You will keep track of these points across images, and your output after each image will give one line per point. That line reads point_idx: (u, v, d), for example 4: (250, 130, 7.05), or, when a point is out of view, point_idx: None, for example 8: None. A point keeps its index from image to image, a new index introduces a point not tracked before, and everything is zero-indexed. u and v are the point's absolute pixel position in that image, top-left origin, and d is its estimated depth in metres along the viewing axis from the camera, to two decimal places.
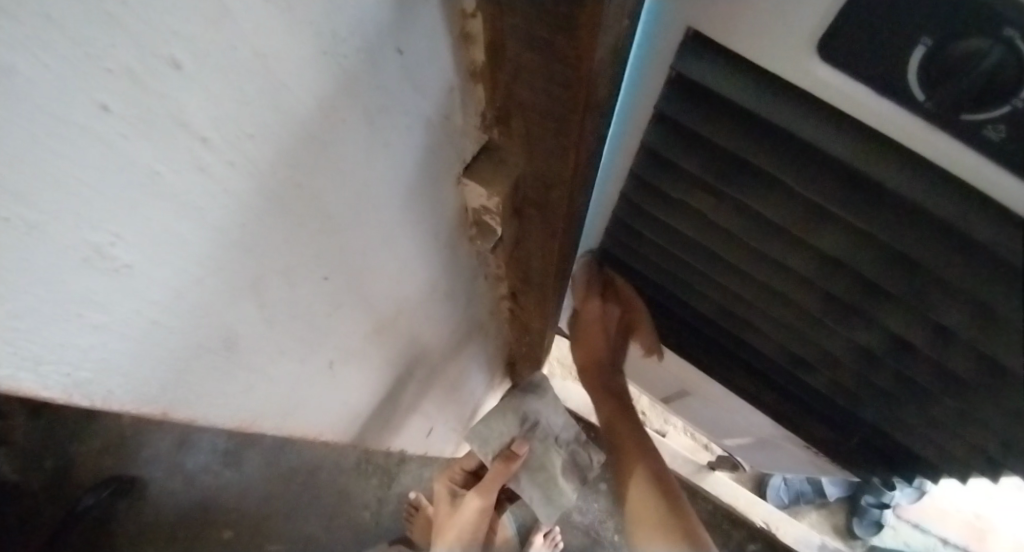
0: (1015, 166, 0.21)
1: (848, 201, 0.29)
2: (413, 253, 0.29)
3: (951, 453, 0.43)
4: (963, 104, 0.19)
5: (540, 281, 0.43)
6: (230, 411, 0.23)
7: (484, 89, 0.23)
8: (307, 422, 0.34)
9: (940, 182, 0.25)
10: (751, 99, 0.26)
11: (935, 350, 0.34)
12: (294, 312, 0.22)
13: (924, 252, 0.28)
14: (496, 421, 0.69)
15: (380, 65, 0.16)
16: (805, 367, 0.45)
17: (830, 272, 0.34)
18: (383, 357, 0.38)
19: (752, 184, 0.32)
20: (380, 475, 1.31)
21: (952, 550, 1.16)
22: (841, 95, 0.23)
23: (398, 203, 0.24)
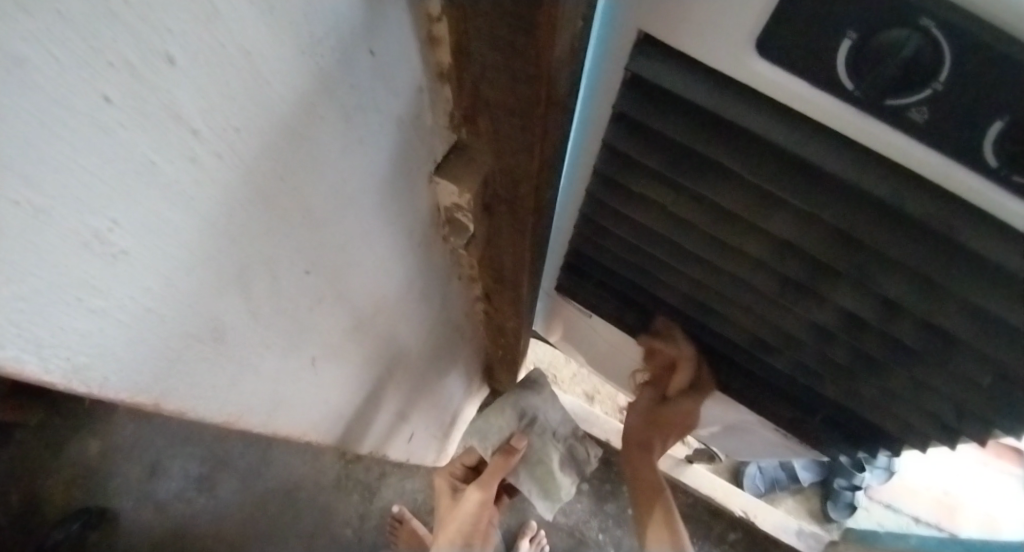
0: (937, 144, 0.23)
1: (795, 187, 0.31)
2: (392, 251, 0.30)
3: (908, 422, 0.46)
4: (886, 90, 0.22)
5: (514, 280, 0.44)
6: (223, 404, 0.23)
7: (451, 89, 0.25)
8: (295, 421, 0.34)
9: (874, 165, 0.27)
10: (697, 90, 0.28)
11: (884, 320, 0.37)
12: (277, 305, 0.23)
13: (866, 230, 0.31)
14: (495, 415, 0.77)
15: (352, 66, 0.17)
16: (768, 349, 0.48)
17: (784, 254, 0.37)
18: (363, 356, 0.39)
19: (706, 174, 0.34)
20: (361, 491, 1.29)
21: (924, 527, 1.21)
22: (778, 86, 0.25)
23: (376, 199, 0.25)
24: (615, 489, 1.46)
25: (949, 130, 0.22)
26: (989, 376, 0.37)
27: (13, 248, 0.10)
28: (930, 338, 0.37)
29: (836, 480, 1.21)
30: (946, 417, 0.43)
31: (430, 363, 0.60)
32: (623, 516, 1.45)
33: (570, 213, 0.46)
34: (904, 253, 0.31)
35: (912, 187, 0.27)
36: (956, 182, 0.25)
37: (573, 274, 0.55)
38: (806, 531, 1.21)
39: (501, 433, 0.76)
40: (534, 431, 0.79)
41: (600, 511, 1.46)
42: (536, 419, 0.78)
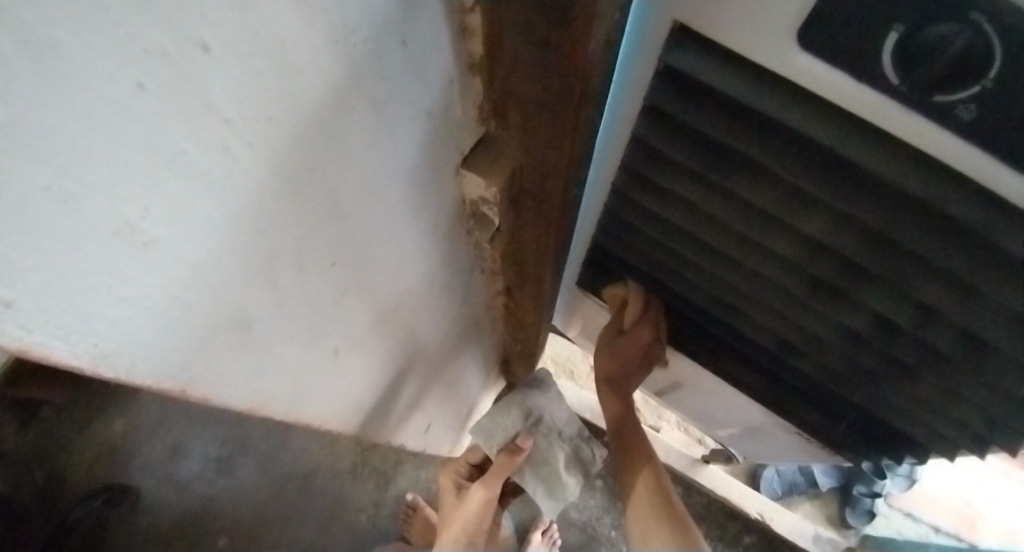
0: (988, 145, 0.22)
1: (828, 185, 0.30)
2: (416, 245, 0.30)
3: (937, 432, 0.45)
4: (932, 87, 0.21)
5: (536, 276, 0.44)
6: (249, 391, 0.24)
7: (481, 81, 0.24)
8: (318, 409, 0.35)
9: (918, 168, 0.26)
10: (733, 84, 0.28)
11: (918, 327, 0.35)
12: (302, 297, 0.23)
13: (906, 234, 0.30)
14: (502, 414, 0.76)
15: (385, 57, 0.17)
16: (793, 352, 0.47)
17: (815, 256, 0.36)
18: (384, 349, 0.39)
19: (738, 171, 0.33)
20: (376, 479, 1.31)
21: (943, 537, 1.19)
22: (820, 82, 0.24)
23: (402, 192, 0.25)
24: None
25: (1003, 132, 0.21)
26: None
27: (45, 234, 0.10)
28: (963, 343, 0.35)
29: (856, 487, 1.17)
30: (977, 426, 0.41)
31: (448, 356, 0.60)
32: None
33: (595, 208, 0.45)
34: (944, 260, 0.30)
35: (959, 192, 0.26)
36: (1008, 185, 0.24)
37: (596, 270, 0.55)
38: (822, 537, 1.20)
39: (507, 432, 0.76)
40: (540, 430, 0.78)
41: (612, 507, 1.46)
42: (542, 419, 0.78)
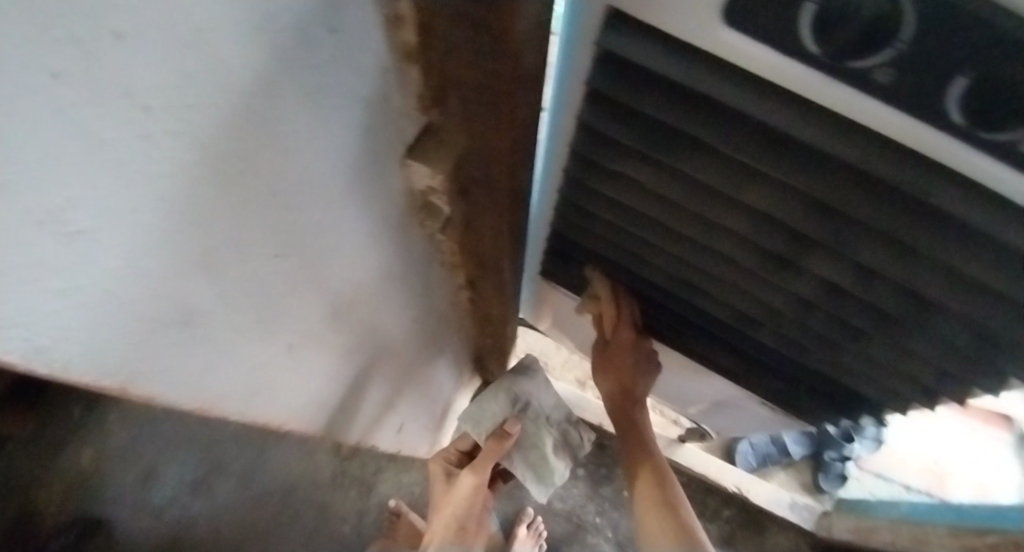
0: (905, 105, 0.23)
1: (764, 156, 0.32)
2: (363, 235, 0.32)
3: (889, 387, 0.48)
4: (846, 55, 0.22)
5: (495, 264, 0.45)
6: (201, 387, 0.24)
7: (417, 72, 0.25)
8: (278, 407, 0.35)
9: (845, 134, 0.28)
10: (666, 62, 0.28)
11: (859, 286, 0.38)
12: (246, 288, 0.24)
13: (841, 197, 0.32)
14: (489, 400, 0.79)
15: (311, 42, 0.18)
16: (751, 324, 0.49)
17: (761, 226, 0.37)
18: (340, 342, 0.40)
19: (678, 148, 0.34)
20: (359, 486, 1.30)
21: (916, 494, 1.21)
22: (745, 55, 0.25)
23: (341, 180, 0.26)
24: (610, 473, 1.48)
25: (914, 90, 0.22)
26: (964, 332, 0.37)
27: None
28: (903, 299, 0.37)
29: (826, 453, 1.24)
30: (925, 377, 0.44)
31: (417, 351, 0.61)
32: (619, 498, 1.47)
33: (549, 195, 0.46)
34: (875, 219, 0.32)
35: (883, 153, 0.28)
36: (925, 143, 0.25)
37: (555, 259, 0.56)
38: (798, 503, 1.27)
39: (494, 418, 0.79)
40: (528, 416, 0.80)
41: (596, 494, 1.48)
42: (529, 405, 0.81)
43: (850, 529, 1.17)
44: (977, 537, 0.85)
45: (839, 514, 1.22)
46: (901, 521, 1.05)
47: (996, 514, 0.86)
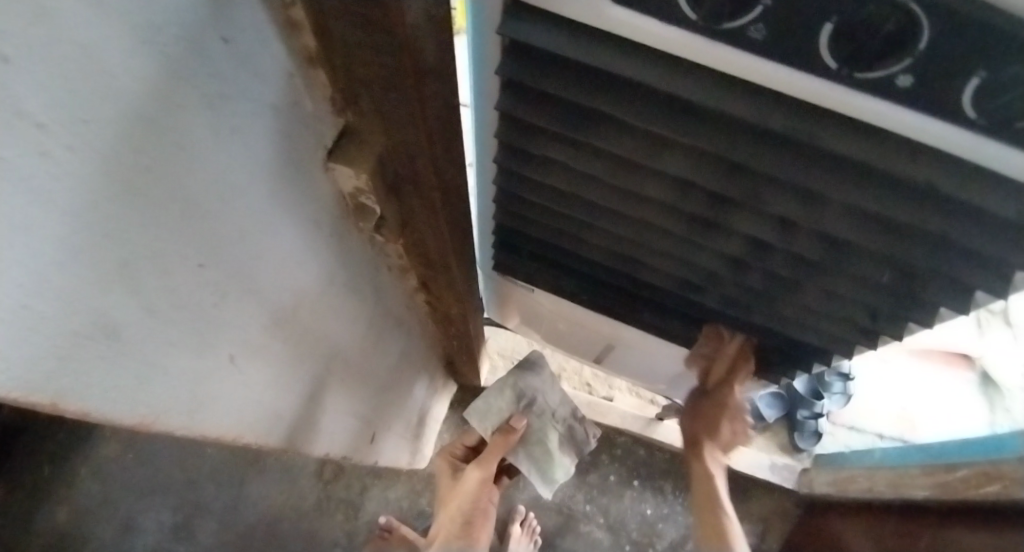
0: (776, 56, 0.29)
1: (667, 124, 0.37)
2: (287, 240, 0.34)
3: (819, 331, 0.57)
4: (715, 17, 0.27)
5: (438, 249, 0.50)
6: (149, 412, 0.24)
7: (325, 78, 0.29)
8: (234, 423, 0.35)
9: (713, 84, 0.33)
10: (558, 36, 0.33)
11: (774, 235, 0.45)
12: (179, 310, 0.25)
13: (729, 144, 0.37)
14: (496, 396, 0.90)
15: (209, 54, 0.19)
16: (691, 288, 0.58)
17: (672, 193, 0.44)
18: (282, 354, 0.40)
19: (587, 130, 0.40)
20: (344, 509, 1.35)
21: (889, 440, 1.33)
22: (627, 30, 0.30)
23: (258, 185, 0.28)
24: (595, 459, 1.51)
25: (784, 43, 0.27)
26: (885, 273, 0.46)
27: None
28: (821, 243, 0.45)
29: (799, 412, 1.31)
30: (854, 317, 0.54)
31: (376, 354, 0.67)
32: (606, 483, 1.50)
33: (488, 180, 0.53)
34: (763, 160, 0.38)
35: (745, 92, 0.33)
36: (773, 77, 0.30)
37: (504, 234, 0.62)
38: (778, 463, 1.33)
39: (501, 413, 0.90)
40: (533, 411, 0.92)
41: (584, 484, 1.50)
42: (534, 401, 0.92)
43: (830, 481, 1.24)
44: (948, 473, 0.91)
45: (818, 469, 1.30)
46: (875, 468, 1.12)
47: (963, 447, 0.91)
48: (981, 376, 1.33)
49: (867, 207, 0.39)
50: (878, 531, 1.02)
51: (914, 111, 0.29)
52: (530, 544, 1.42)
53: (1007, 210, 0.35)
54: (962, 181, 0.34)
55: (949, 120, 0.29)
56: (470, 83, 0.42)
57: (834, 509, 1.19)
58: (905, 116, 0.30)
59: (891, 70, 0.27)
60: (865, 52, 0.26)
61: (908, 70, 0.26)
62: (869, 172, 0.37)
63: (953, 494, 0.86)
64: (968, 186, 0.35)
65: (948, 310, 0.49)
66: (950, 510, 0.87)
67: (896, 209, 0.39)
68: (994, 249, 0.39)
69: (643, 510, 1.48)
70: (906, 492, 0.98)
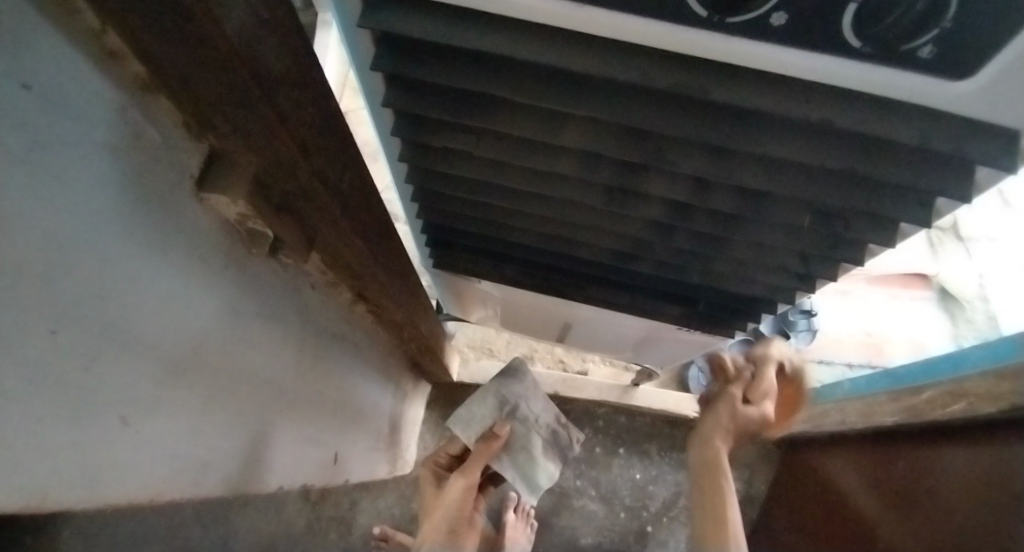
0: (771, 38, 0.33)
1: (578, 101, 0.42)
2: (173, 281, 0.38)
3: (774, 283, 0.63)
4: (730, 11, 0.31)
5: (344, 245, 0.55)
6: (16, 484, 0.26)
7: (172, 103, 0.35)
8: (137, 490, 0.37)
9: (643, 61, 0.38)
10: (525, 38, 0.39)
11: (700, 197, 0.50)
12: (30, 371, 0.27)
13: (654, 113, 0.42)
14: (479, 404, 0.91)
15: (15, 100, 0.23)
16: (629, 259, 0.65)
17: (595, 164, 0.49)
18: (202, 390, 0.45)
19: (502, 115, 0.46)
20: (338, 526, 1.39)
21: (858, 367, 1.63)
22: (614, 28, 0.35)
23: (108, 230, 0.31)
24: (578, 435, 1.53)
25: (797, 29, 0.32)
26: (807, 216, 0.49)
27: None
28: (743, 199, 0.49)
29: None
30: (799, 267, 0.58)
31: (311, 364, 0.67)
32: (592, 456, 1.52)
33: (445, 165, 0.55)
34: (686, 127, 0.42)
35: (677, 66, 0.38)
36: (724, 53, 0.35)
37: (441, 214, 0.67)
38: None
39: (483, 420, 0.90)
40: (516, 417, 0.93)
41: (571, 460, 1.52)
42: (517, 407, 0.94)
43: (805, 417, 1.44)
44: (913, 396, 1.03)
45: None
46: (846, 398, 1.28)
47: (926, 372, 1.03)
48: (940, 293, 1.67)
49: (802, 161, 0.42)
50: (862, 451, 1.17)
51: (895, 67, 0.33)
52: (526, 529, 1.42)
53: (924, 142, 0.39)
54: (864, 115, 0.38)
55: (900, 64, 0.33)
56: (433, 75, 0.43)
57: (815, 442, 1.39)
58: (865, 70, 0.34)
59: (886, 32, 0.31)
60: (866, 18, 0.30)
61: (892, 33, 0.30)
62: (798, 124, 0.40)
63: (923, 415, 0.98)
64: (870, 120, 0.38)
65: (875, 245, 0.52)
66: (923, 430, 0.99)
67: (823, 156, 0.42)
68: (912, 182, 0.42)
69: (632, 476, 1.52)
70: (875, 418, 1.14)
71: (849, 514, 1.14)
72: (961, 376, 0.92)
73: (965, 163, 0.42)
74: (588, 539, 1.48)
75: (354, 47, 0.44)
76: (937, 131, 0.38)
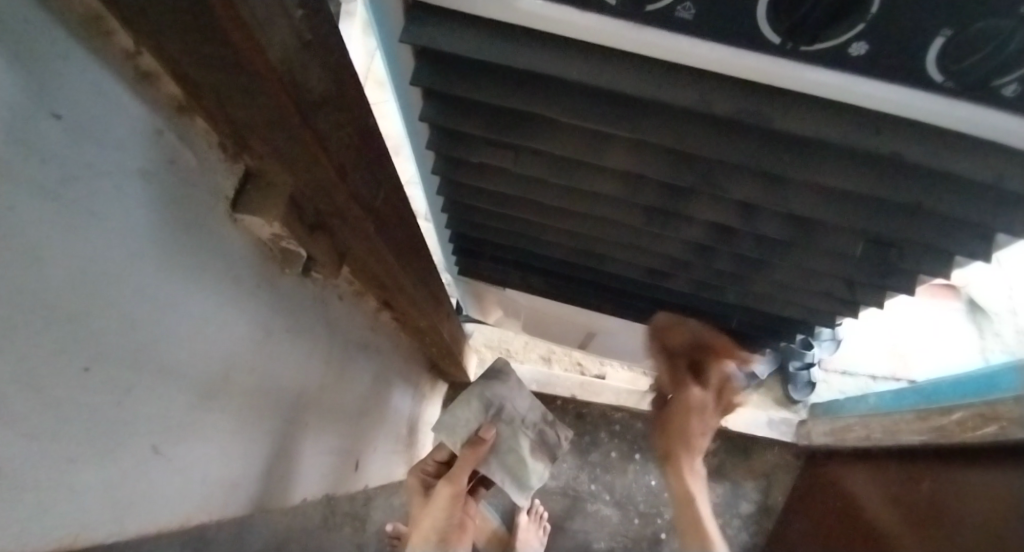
0: (845, 70, 0.31)
1: (625, 123, 0.41)
2: (208, 304, 0.38)
3: (813, 306, 0.61)
4: (805, 39, 0.30)
5: (375, 260, 0.54)
6: (45, 522, 0.26)
7: (207, 122, 0.34)
8: (168, 513, 0.37)
9: (695, 85, 0.37)
10: (574, 56, 0.37)
11: (746, 222, 0.48)
12: (61, 406, 0.26)
13: (703, 138, 0.40)
14: (462, 408, 0.89)
15: (42, 128, 0.22)
16: (663, 276, 0.64)
17: (636, 186, 0.48)
18: (233, 410, 0.44)
19: (545, 134, 0.45)
20: (353, 522, 1.40)
21: (882, 380, 1.59)
22: (670, 52, 0.34)
23: (145, 259, 0.31)
24: (594, 438, 1.53)
25: (874, 61, 0.30)
26: (860, 244, 0.47)
27: None
28: (792, 226, 0.47)
29: (793, 365, 1.53)
30: (844, 292, 0.56)
31: (337, 374, 0.66)
32: (607, 460, 1.52)
33: (478, 178, 0.54)
34: (736, 152, 0.40)
35: (729, 92, 0.36)
36: (786, 81, 0.34)
37: (470, 225, 0.65)
38: (775, 419, 1.53)
39: (468, 423, 0.88)
40: (503, 419, 0.92)
41: (585, 464, 1.52)
42: (502, 408, 0.93)
43: (826, 431, 1.42)
44: (943, 417, 1.01)
45: (815, 420, 1.48)
46: (871, 413, 1.26)
47: (958, 389, 1.01)
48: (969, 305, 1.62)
49: (862, 192, 0.40)
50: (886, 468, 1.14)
51: (975, 103, 0.32)
52: (539, 531, 1.42)
53: (996, 179, 0.37)
54: (934, 150, 0.36)
55: (979, 102, 0.32)
56: (477, 92, 0.42)
57: (837, 454, 1.36)
58: (943, 106, 0.32)
59: (973, 67, 0.29)
60: (952, 55, 0.29)
61: (980, 71, 0.29)
62: (859, 153, 0.38)
63: (952, 437, 0.95)
64: (941, 153, 0.36)
65: (928, 275, 0.50)
66: (951, 452, 0.97)
67: (884, 187, 0.40)
68: (980, 216, 0.40)
69: (648, 482, 1.50)
70: (900, 435, 1.11)
71: (869, 531, 1.11)
72: (990, 399, 0.90)
73: None
74: (602, 544, 1.47)
75: (395, 62, 0.43)
76: (1013, 167, 0.36)
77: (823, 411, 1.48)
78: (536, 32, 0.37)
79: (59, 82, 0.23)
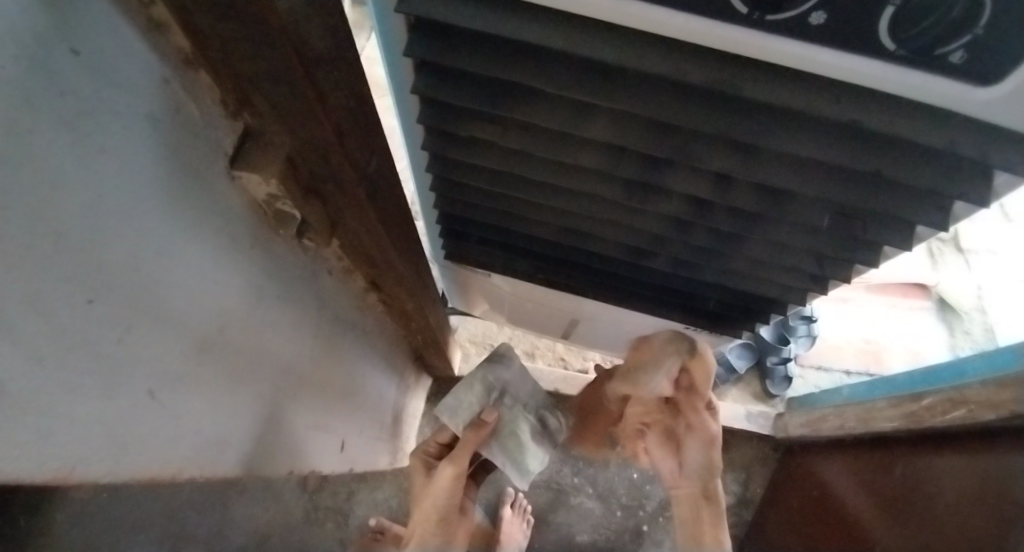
0: (809, 40, 0.34)
1: (608, 93, 0.43)
2: (204, 257, 0.39)
3: (787, 284, 0.64)
4: (770, 8, 0.32)
5: (365, 231, 0.56)
6: (48, 454, 0.27)
7: (212, 78, 0.36)
8: (162, 461, 0.38)
9: (674, 53, 0.39)
10: (560, 27, 0.39)
11: (722, 194, 0.50)
12: (66, 336, 0.27)
13: (679, 110, 0.43)
14: (466, 391, 0.90)
15: (59, 60, 0.23)
16: (645, 256, 0.66)
17: (618, 158, 0.50)
18: (225, 369, 0.45)
19: (532, 106, 0.47)
20: (335, 518, 1.38)
21: (855, 375, 1.61)
22: (649, 22, 0.36)
23: (148, 203, 0.32)
24: None
25: (833, 31, 0.33)
26: (827, 217, 0.50)
27: None
28: (765, 198, 0.50)
29: (770, 358, 1.58)
30: (813, 267, 0.59)
31: (324, 350, 0.67)
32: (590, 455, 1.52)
33: (464, 153, 0.56)
34: (710, 120, 0.43)
35: (703, 62, 0.39)
36: (755, 51, 0.36)
37: (457, 204, 0.67)
38: (753, 412, 1.56)
39: (470, 406, 0.90)
40: (505, 403, 0.93)
41: (569, 458, 1.53)
42: (504, 393, 0.93)
43: (803, 422, 1.45)
44: (913, 402, 1.04)
45: (792, 413, 1.51)
46: (846, 403, 1.29)
47: (926, 376, 1.05)
48: (939, 304, 1.68)
49: (830, 160, 0.43)
50: (860, 456, 1.18)
51: (925, 70, 0.35)
52: (523, 524, 1.44)
53: (947, 145, 0.40)
54: (893, 118, 0.39)
55: (928, 69, 0.34)
56: (466, 62, 0.43)
57: (814, 446, 1.39)
58: (895, 74, 0.35)
59: (921, 35, 0.32)
60: (902, 22, 0.31)
61: (929, 36, 0.32)
62: (826, 123, 0.41)
63: (922, 421, 0.99)
64: (898, 121, 0.39)
65: (891, 248, 0.53)
66: (920, 436, 1.01)
67: (848, 156, 0.42)
68: (934, 184, 0.43)
69: (630, 476, 1.52)
70: (872, 423, 1.15)
71: (840, 517, 1.15)
72: (958, 384, 0.93)
73: (984, 167, 0.43)
74: (584, 537, 1.48)
75: (388, 32, 0.44)
76: (964, 135, 0.39)
77: (800, 405, 1.51)
78: (527, 4, 0.39)
79: (75, 17, 0.24)
